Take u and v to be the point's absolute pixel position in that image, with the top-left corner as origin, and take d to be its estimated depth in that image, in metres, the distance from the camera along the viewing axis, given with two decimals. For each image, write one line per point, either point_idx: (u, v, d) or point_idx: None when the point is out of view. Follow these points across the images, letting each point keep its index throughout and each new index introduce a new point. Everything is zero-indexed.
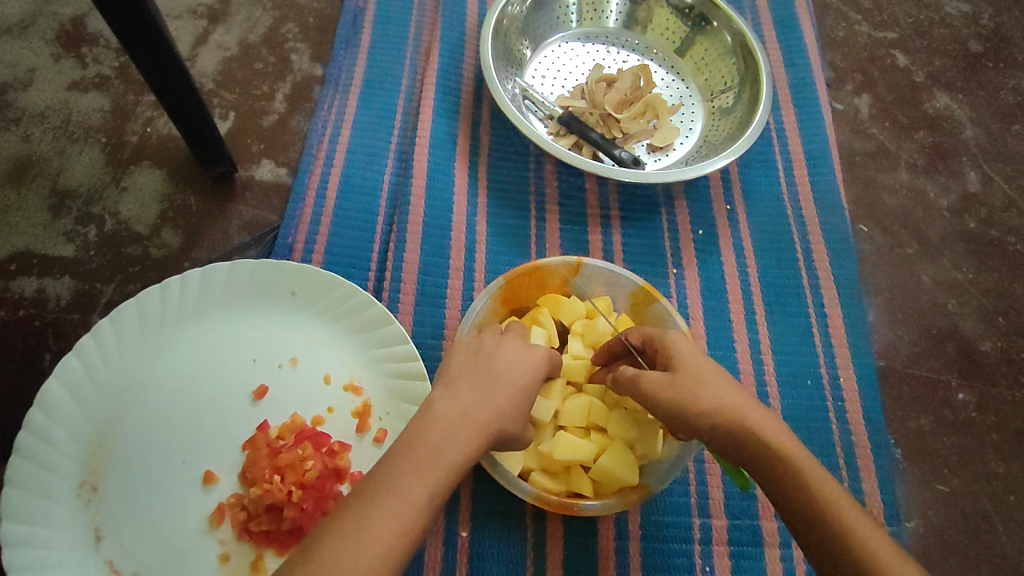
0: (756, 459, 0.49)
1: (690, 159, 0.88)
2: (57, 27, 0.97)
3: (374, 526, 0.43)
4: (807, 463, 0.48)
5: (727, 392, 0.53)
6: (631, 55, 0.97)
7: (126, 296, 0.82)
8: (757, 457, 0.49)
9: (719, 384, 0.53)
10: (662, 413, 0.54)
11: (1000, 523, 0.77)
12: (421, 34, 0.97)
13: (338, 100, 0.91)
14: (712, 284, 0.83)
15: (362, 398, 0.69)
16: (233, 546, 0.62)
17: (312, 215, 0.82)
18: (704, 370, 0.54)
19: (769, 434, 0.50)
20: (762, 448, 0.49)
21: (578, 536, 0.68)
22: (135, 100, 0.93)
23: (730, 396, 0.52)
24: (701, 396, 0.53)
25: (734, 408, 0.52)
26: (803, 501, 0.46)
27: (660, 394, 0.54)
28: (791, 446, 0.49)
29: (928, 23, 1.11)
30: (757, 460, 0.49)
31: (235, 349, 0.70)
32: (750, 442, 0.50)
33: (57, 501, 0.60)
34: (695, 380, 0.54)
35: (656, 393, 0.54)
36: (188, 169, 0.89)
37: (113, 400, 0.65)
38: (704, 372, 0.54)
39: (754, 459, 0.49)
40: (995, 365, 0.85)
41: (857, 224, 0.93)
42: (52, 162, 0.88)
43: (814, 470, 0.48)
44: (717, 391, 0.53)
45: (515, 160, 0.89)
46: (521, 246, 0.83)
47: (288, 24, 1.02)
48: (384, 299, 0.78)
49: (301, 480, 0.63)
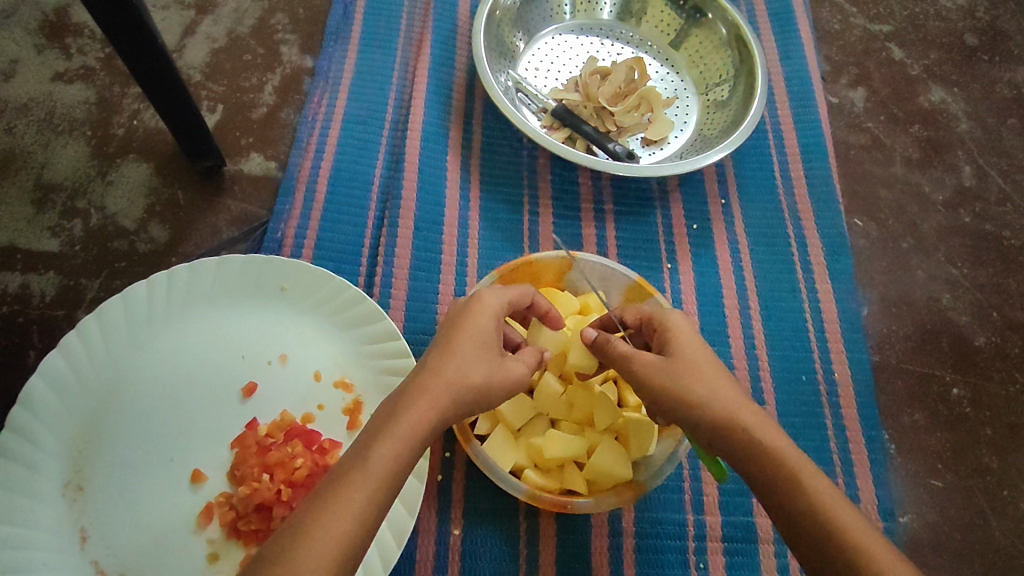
0: (778, 488, 0.48)
1: (685, 153, 0.87)
2: (41, 17, 0.95)
3: (365, 518, 0.43)
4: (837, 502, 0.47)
5: (756, 417, 0.51)
6: (626, 47, 0.96)
7: (111, 293, 0.80)
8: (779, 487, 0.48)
9: (737, 401, 0.52)
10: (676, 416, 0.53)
11: (993, 518, 0.77)
12: (413, 25, 0.95)
13: (328, 93, 0.90)
14: (706, 278, 0.83)
15: (352, 394, 0.68)
16: (222, 545, 0.60)
17: (302, 209, 0.81)
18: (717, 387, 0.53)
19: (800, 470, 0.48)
20: (792, 480, 0.48)
21: (571, 532, 0.67)
22: (121, 91, 0.92)
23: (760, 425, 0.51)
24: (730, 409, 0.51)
25: (756, 424, 0.51)
26: (823, 540, 0.46)
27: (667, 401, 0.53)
28: (820, 483, 0.47)
29: (923, 16, 1.11)
30: (777, 490, 0.48)
31: (223, 346, 0.69)
32: (776, 474, 0.48)
33: (41, 500, 0.59)
34: (715, 395, 0.52)
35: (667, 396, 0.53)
36: (175, 163, 0.88)
37: (100, 397, 0.63)
38: (727, 392, 0.53)
39: (778, 489, 0.48)
40: (990, 359, 0.85)
41: (851, 218, 0.93)
42: (36, 156, 0.86)
43: (844, 511, 0.46)
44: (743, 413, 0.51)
45: (509, 154, 0.87)
46: (515, 241, 0.82)
47: (277, 16, 1.00)
48: (375, 294, 0.77)
49: (290, 478, 0.62)
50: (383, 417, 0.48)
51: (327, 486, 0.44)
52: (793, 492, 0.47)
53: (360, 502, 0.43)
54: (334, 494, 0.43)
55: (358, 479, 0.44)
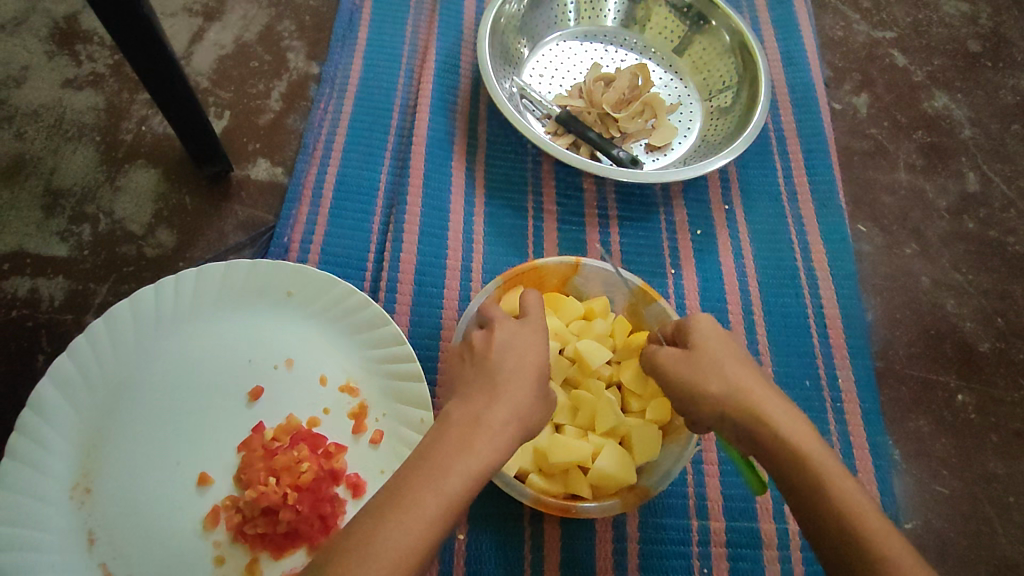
0: (817, 506, 0.47)
1: (689, 159, 0.88)
2: (51, 25, 0.96)
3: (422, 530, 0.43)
4: (846, 491, 0.46)
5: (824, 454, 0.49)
6: (629, 54, 0.97)
7: (120, 297, 0.81)
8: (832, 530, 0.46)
9: (759, 393, 0.52)
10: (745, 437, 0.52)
11: (999, 525, 0.76)
12: (419, 31, 0.96)
13: (335, 99, 0.90)
14: (710, 285, 0.83)
15: (359, 398, 0.69)
16: (228, 548, 0.61)
17: (309, 213, 0.82)
18: (780, 412, 0.51)
19: (864, 521, 0.45)
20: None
21: (576, 537, 0.67)
22: (130, 98, 0.93)
23: (782, 416, 0.51)
24: (749, 403, 0.52)
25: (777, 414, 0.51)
26: (835, 525, 0.46)
27: (712, 388, 0.53)
28: (830, 468, 0.47)
29: (926, 23, 1.11)
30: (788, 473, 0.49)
31: (230, 351, 0.69)
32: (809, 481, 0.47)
33: (50, 502, 0.59)
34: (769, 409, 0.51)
35: (717, 400, 0.53)
36: (184, 169, 0.89)
37: (108, 399, 0.64)
38: (839, 469, 0.48)
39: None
40: (995, 366, 0.85)
41: (855, 224, 0.93)
42: (45, 161, 0.87)
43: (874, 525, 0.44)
44: (831, 472, 0.47)
45: (514, 160, 0.88)
46: (519, 247, 0.83)
47: (284, 22, 1.01)
48: (381, 298, 0.77)
49: (297, 482, 0.63)
50: (472, 422, 0.49)
51: (392, 494, 0.44)
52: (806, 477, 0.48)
53: (425, 515, 0.43)
54: (414, 496, 0.44)
55: (448, 486, 0.45)
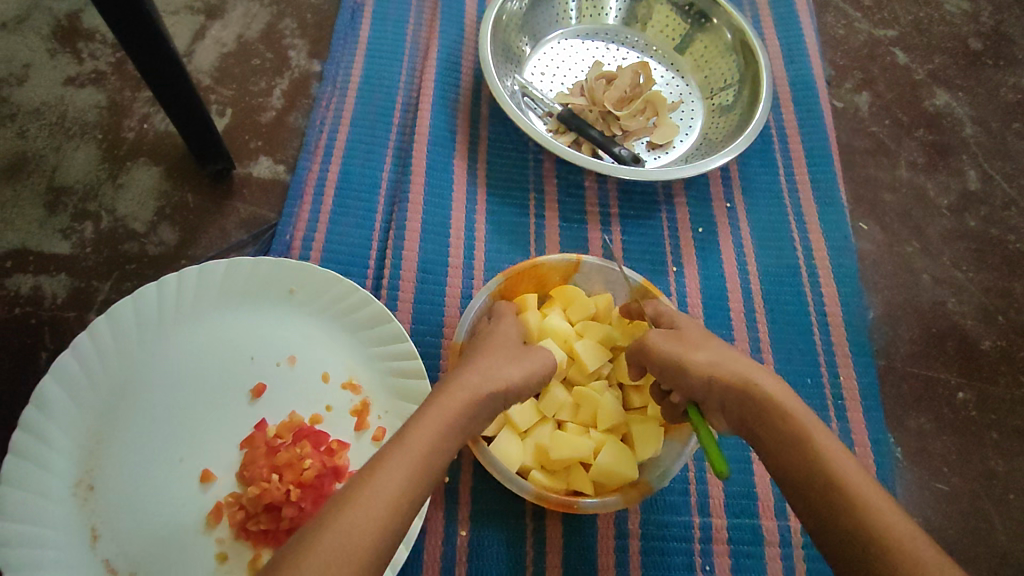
0: (795, 451, 0.49)
1: (690, 157, 0.88)
2: (53, 22, 0.96)
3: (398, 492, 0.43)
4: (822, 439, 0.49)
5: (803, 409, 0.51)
6: (631, 52, 0.97)
7: (122, 295, 0.81)
8: (808, 474, 0.47)
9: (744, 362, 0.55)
10: (729, 400, 0.54)
11: (1000, 523, 0.77)
12: (420, 29, 0.96)
13: (337, 97, 0.90)
14: (712, 282, 0.83)
15: (361, 396, 0.69)
16: (232, 545, 0.61)
17: (311, 211, 0.82)
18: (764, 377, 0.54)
19: (838, 462, 0.47)
20: (870, 547, 0.42)
21: (577, 534, 0.68)
22: (132, 96, 0.93)
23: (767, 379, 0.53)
24: (735, 370, 0.54)
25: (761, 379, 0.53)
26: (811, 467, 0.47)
27: (699, 358, 0.55)
28: (809, 421, 0.50)
29: (928, 21, 1.11)
30: (769, 428, 0.51)
31: (233, 348, 0.69)
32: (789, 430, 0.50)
33: (53, 499, 0.59)
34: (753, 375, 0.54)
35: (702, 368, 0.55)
36: (186, 166, 0.89)
37: (111, 396, 0.64)
38: (815, 422, 0.50)
39: (857, 566, 0.42)
40: (996, 363, 0.85)
41: (857, 222, 0.93)
42: (48, 159, 0.87)
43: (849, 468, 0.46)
44: (811, 425, 0.50)
45: (515, 158, 0.88)
46: (521, 244, 0.83)
47: (286, 20, 1.01)
48: (383, 296, 0.77)
49: (299, 480, 0.62)
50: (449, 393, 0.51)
51: None
52: (787, 428, 0.50)
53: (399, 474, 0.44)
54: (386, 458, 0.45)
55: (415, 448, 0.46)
